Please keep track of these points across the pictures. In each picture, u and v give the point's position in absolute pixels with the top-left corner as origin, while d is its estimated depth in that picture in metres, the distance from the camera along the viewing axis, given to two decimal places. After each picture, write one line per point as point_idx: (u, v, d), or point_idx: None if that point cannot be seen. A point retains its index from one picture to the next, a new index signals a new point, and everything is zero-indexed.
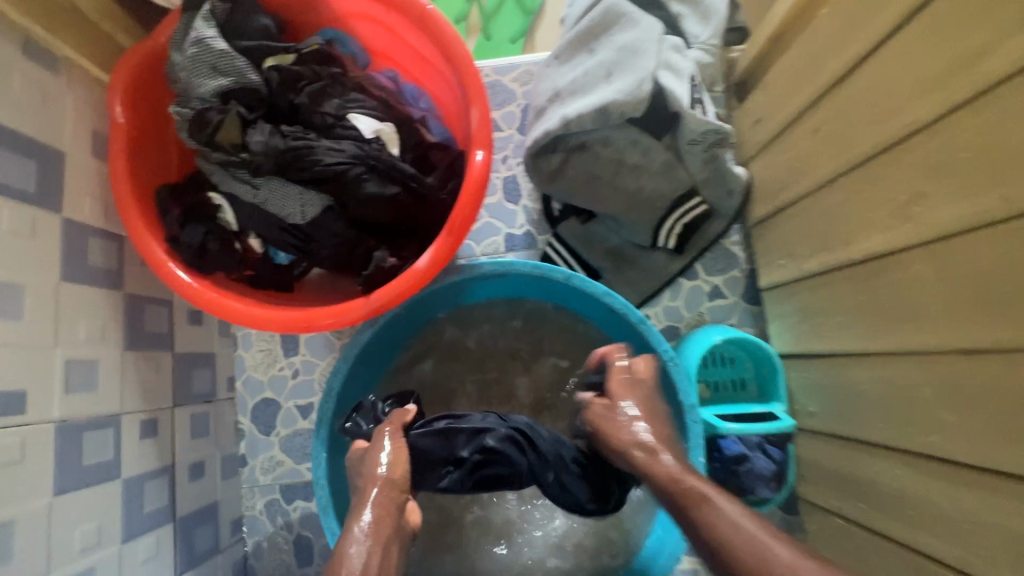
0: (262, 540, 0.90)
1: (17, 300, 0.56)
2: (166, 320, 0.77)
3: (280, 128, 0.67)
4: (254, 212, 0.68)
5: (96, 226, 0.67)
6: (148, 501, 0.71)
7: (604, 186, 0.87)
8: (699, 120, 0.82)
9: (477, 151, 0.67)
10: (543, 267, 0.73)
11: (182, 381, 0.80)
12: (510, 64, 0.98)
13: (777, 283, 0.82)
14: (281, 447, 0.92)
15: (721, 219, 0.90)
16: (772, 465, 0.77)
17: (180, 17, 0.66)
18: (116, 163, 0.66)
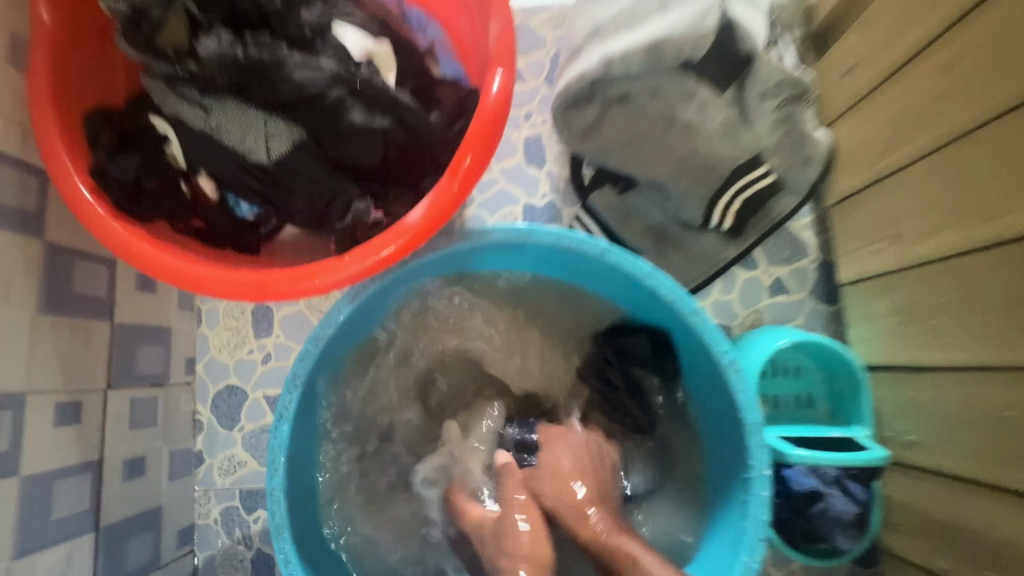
0: (216, 555, 0.76)
1: None
2: (104, 283, 0.63)
3: (242, 36, 0.52)
4: (205, 143, 0.53)
5: (5, 155, 0.52)
6: (58, 506, 0.56)
7: (649, 147, 0.70)
8: (775, 66, 0.68)
9: (494, 73, 0.52)
10: (571, 237, 0.58)
11: (123, 359, 0.66)
12: (539, 3, 0.82)
13: (864, 274, 0.67)
14: (244, 445, 0.77)
15: (791, 196, 0.72)
16: (852, 507, 0.60)
17: None
18: (35, 73, 0.51)
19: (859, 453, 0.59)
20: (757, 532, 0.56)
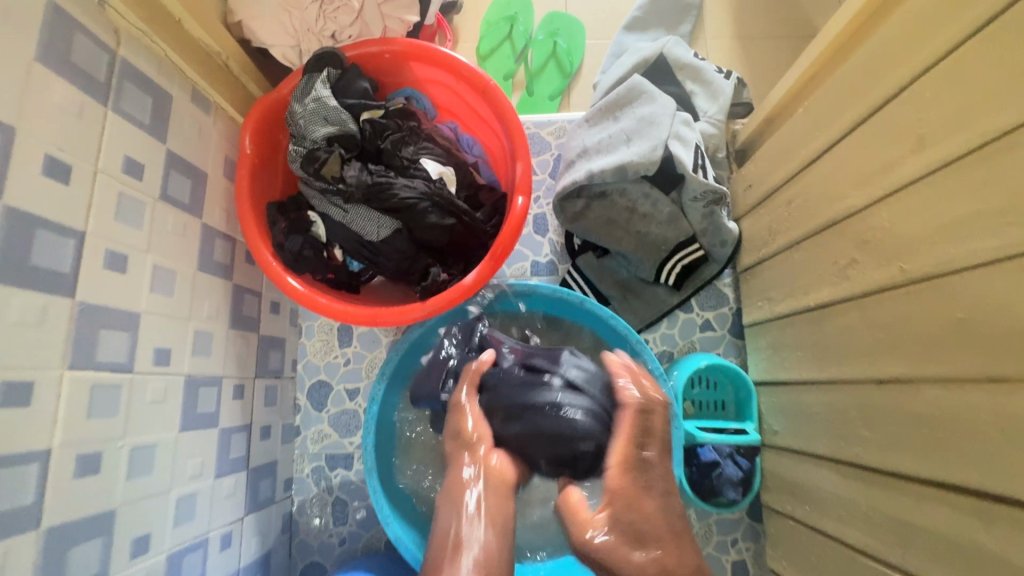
0: (307, 499, 1.07)
1: (171, 283, 0.74)
2: (256, 307, 0.96)
3: (368, 167, 0.87)
4: (341, 228, 0.88)
5: (220, 230, 0.86)
6: (232, 450, 0.88)
7: (618, 229, 1.04)
8: (701, 182, 0.97)
9: (519, 197, 0.85)
10: (562, 291, 0.92)
11: (262, 358, 0.98)
12: (548, 120, 1.17)
13: (755, 321, 0.97)
14: (329, 422, 1.10)
15: (714, 263, 1.07)
16: (739, 472, 0.93)
17: (301, 77, 0.85)
18: (242, 183, 0.85)
19: (746, 437, 0.92)
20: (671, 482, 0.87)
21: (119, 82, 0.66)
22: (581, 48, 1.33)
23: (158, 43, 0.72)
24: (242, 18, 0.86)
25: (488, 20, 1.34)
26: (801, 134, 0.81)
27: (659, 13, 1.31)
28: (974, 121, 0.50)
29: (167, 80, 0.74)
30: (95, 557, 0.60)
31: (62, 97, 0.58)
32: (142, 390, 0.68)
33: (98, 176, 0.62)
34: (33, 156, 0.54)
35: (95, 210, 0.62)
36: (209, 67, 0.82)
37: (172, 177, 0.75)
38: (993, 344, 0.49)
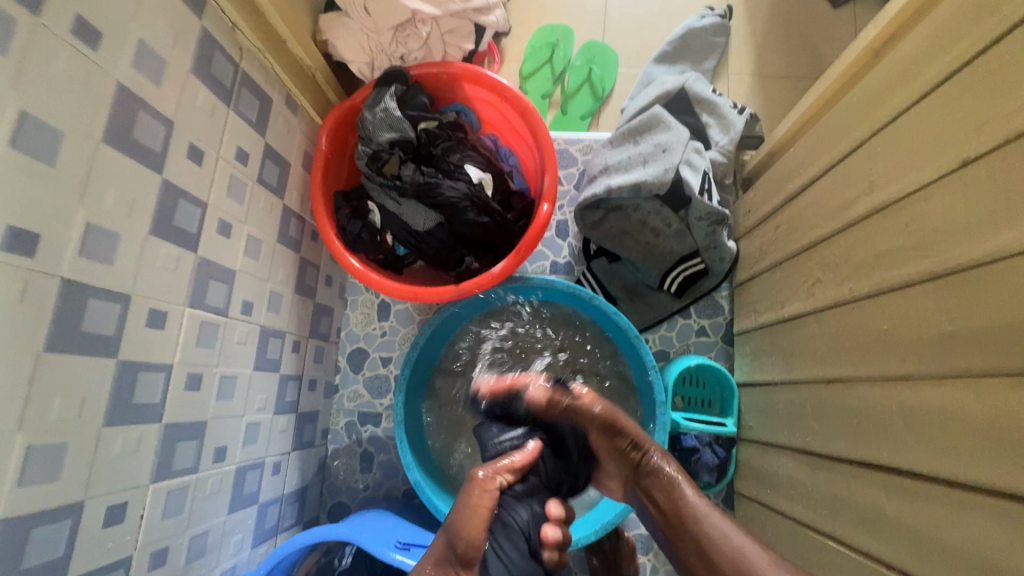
0: (339, 447, 1.24)
1: (258, 249, 0.92)
2: (314, 278, 1.14)
3: (421, 168, 1.04)
4: (394, 218, 1.05)
5: (295, 211, 1.04)
6: (287, 394, 1.06)
7: (629, 238, 1.19)
8: (705, 205, 1.12)
9: (545, 204, 1.00)
10: (575, 288, 1.06)
11: (315, 321, 1.15)
12: (577, 138, 1.32)
13: (742, 329, 1.11)
14: (364, 384, 1.27)
15: (714, 277, 1.20)
16: (715, 459, 1.06)
17: (373, 89, 1.03)
18: (316, 173, 1.03)
19: (725, 428, 1.07)
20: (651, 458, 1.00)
21: (239, 88, 0.83)
22: (613, 75, 1.48)
23: (267, 58, 0.90)
24: (328, 37, 1.04)
25: (532, 44, 1.51)
26: (791, 170, 0.94)
27: (686, 48, 1.45)
28: (904, 175, 0.64)
29: (270, 87, 0.92)
30: (192, 454, 0.77)
31: (203, 99, 0.75)
32: (231, 332, 0.85)
33: (219, 161, 0.80)
34: (182, 143, 0.72)
35: (215, 187, 0.79)
36: (300, 76, 1.00)
37: (267, 165, 0.93)
38: (904, 350, 0.62)
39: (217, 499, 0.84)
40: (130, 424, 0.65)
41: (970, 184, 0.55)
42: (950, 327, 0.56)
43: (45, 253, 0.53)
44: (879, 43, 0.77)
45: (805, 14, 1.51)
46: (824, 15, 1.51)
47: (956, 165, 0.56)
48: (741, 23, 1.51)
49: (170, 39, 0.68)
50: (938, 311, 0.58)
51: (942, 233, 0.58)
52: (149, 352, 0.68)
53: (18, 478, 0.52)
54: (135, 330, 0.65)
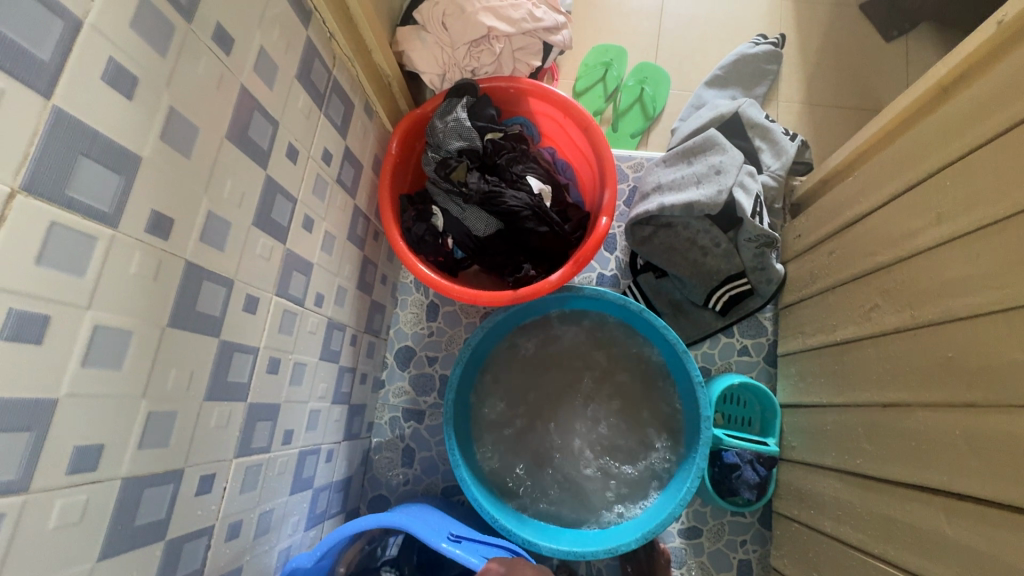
0: (383, 441, 1.28)
1: (331, 245, 0.97)
2: (373, 276, 1.18)
3: (485, 177, 1.08)
4: (456, 222, 1.09)
5: (363, 210, 1.09)
6: (343, 386, 1.09)
7: (677, 255, 1.22)
8: (756, 227, 1.15)
9: (604, 218, 1.04)
10: (627, 299, 1.08)
11: (370, 317, 1.20)
12: (628, 155, 1.36)
13: (787, 350, 1.13)
14: (409, 381, 1.30)
15: (759, 297, 1.22)
16: (756, 477, 1.07)
17: (444, 99, 1.08)
18: (385, 176, 1.08)
19: (767, 447, 1.08)
20: (697, 471, 1.01)
21: (329, 94, 0.89)
22: (664, 96, 1.52)
23: (354, 66, 0.95)
24: (405, 49, 1.10)
25: (586, 63, 1.55)
26: (848, 198, 0.97)
27: (738, 74, 1.49)
28: (974, 209, 0.66)
29: (353, 93, 0.97)
30: (266, 434, 0.81)
31: (303, 103, 0.81)
32: (304, 321, 0.90)
33: (309, 161, 0.85)
34: (283, 142, 0.77)
35: (304, 184, 0.85)
36: (378, 84, 1.05)
37: (344, 167, 0.98)
38: (969, 379, 0.64)
39: (281, 480, 0.88)
40: (224, 401, 0.70)
41: None
42: (1015, 357, 0.59)
43: (175, 236, 0.58)
44: (947, 81, 0.80)
45: (857, 48, 1.54)
46: (876, 48, 1.54)
47: None
48: (793, 52, 1.55)
49: (283, 48, 0.74)
50: (1006, 343, 0.60)
51: (1010, 266, 0.60)
52: (242, 335, 0.72)
53: (139, 441, 0.56)
54: (233, 313, 0.70)
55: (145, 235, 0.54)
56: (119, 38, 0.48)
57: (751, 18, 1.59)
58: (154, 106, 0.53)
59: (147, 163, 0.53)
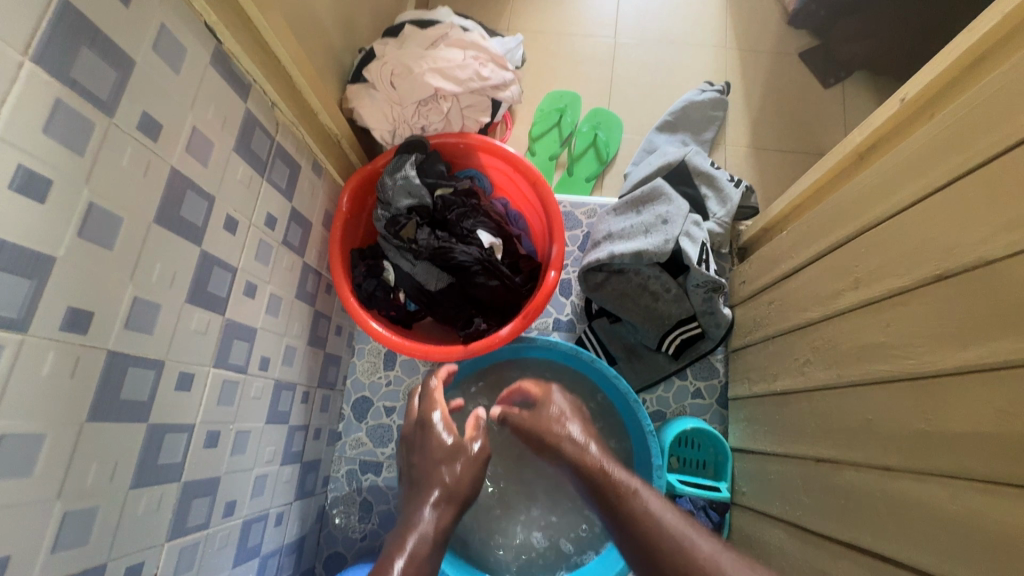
0: (340, 496, 1.26)
1: (278, 307, 0.96)
2: (326, 330, 1.17)
3: (435, 232, 1.09)
4: (407, 277, 1.09)
5: (313, 267, 1.09)
6: (294, 444, 1.08)
7: (630, 301, 1.25)
8: (703, 273, 1.17)
9: (552, 271, 1.06)
10: (577, 349, 1.10)
11: (324, 371, 1.18)
12: (582, 201, 1.40)
13: (736, 395, 1.15)
14: (366, 432, 1.29)
15: (710, 340, 1.25)
16: (710, 523, 1.09)
17: (393, 155, 1.09)
18: (335, 233, 1.08)
19: (719, 493, 1.10)
20: None
21: (273, 159, 0.89)
22: (617, 140, 1.57)
23: (299, 129, 0.96)
24: (354, 106, 1.12)
25: (542, 108, 1.60)
26: (783, 251, 1.01)
27: (687, 119, 1.55)
28: (884, 277, 0.70)
29: (299, 155, 0.98)
30: (205, 510, 0.79)
31: (242, 173, 0.81)
32: (247, 387, 0.89)
33: (251, 228, 0.85)
34: (221, 215, 0.77)
35: (246, 252, 0.84)
36: (327, 143, 1.07)
37: (291, 228, 0.98)
38: (886, 442, 0.67)
39: (223, 554, 0.86)
40: (153, 485, 0.68)
41: (942, 298, 0.61)
42: (924, 426, 0.62)
43: (95, 328, 0.57)
44: (862, 147, 0.85)
45: (799, 94, 1.62)
46: (816, 94, 1.62)
47: (930, 279, 0.62)
48: (739, 98, 1.62)
49: (219, 124, 0.75)
50: (915, 411, 0.63)
51: (916, 336, 0.64)
52: (175, 414, 0.71)
53: (53, 542, 0.55)
54: (165, 393, 0.69)
55: (60, 333, 0.53)
56: (30, 145, 0.48)
57: (698, 65, 1.66)
58: (70, 206, 0.53)
59: (62, 262, 0.53)
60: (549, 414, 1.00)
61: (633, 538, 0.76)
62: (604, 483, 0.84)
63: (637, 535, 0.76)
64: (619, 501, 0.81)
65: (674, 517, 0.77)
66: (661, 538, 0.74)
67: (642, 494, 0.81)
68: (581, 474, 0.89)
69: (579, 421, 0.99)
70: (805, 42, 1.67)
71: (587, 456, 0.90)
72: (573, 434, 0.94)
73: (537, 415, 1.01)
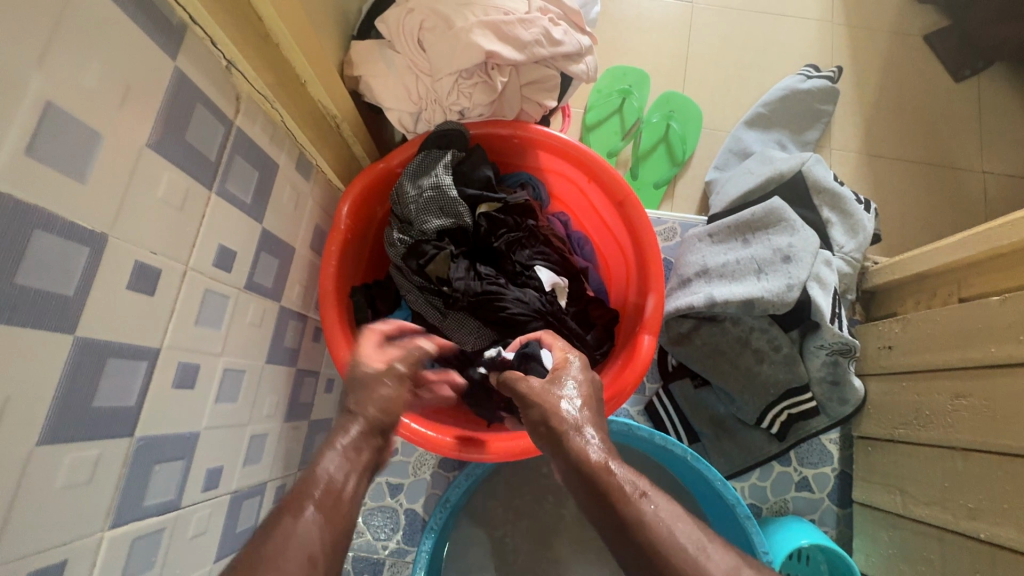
0: None
1: (238, 385, 0.62)
2: (312, 391, 0.83)
3: (476, 268, 0.75)
4: (433, 331, 0.76)
5: (295, 310, 0.74)
6: None
7: (725, 361, 0.91)
8: (835, 334, 0.86)
9: (644, 335, 0.73)
10: (666, 439, 0.81)
11: (308, 447, 0.84)
12: (657, 218, 1.05)
13: (872, 503, 0.85)
14: (363, 518, 0.94)
15: (825, 417, 0.92)
16: None
17: (418, 152, 0.75)
18: (329, 262, 0.73)
19: None
20: None
21: (229, 157, 0.54)
22: (695, 135, 1.23)
23: (278, 109, 0.61)
24: (363, 74, 0.76)
25: (600, 88, 1.24)
26: (985, 325, 0.72)
27: (786, 114, 1.20)
28: None
29: (276, 148, 0.63)
30: None
31: (167, 186, 0.47)
32: (183, 526, 0.55)
33: (187, 275, 0.51)
34: (122, 266, 0.43)
35: (177, 318, 0.50)
36: (322, 128, 0.71)
37: (260, 261, 0.63)
38: None
39: None
40: None
41: None
42: None
43: None
44: None
45: (924, 87, 1.28)
46: (944, 88, 1.28)
47: None
48: (846, 90, 1.28)
49: (111, 99, 0.40)
50: None
51: None
52: None
53: None
54: None
55: None
56: None
57: (798, 44, 1.30)
58: None
59: None
60: (533, 382, 0.56)
61: (616, 543, 0.44)
62: (595, 481, 0.47)
63: (629, 545, 0.43)
64: (617, 501, 0.45)
65: (698, 535, 0.43)
66: (664, 552, 0.42)
67: (653, 495, 0.46)
68: (574, 479, 0.49)
69: (584, 394, 0.56)
70: (932, 20, 1.31)
71: (578, 454, 0.49)
72: (565, 417, 0.52)
73: (541, 382, 0.57)
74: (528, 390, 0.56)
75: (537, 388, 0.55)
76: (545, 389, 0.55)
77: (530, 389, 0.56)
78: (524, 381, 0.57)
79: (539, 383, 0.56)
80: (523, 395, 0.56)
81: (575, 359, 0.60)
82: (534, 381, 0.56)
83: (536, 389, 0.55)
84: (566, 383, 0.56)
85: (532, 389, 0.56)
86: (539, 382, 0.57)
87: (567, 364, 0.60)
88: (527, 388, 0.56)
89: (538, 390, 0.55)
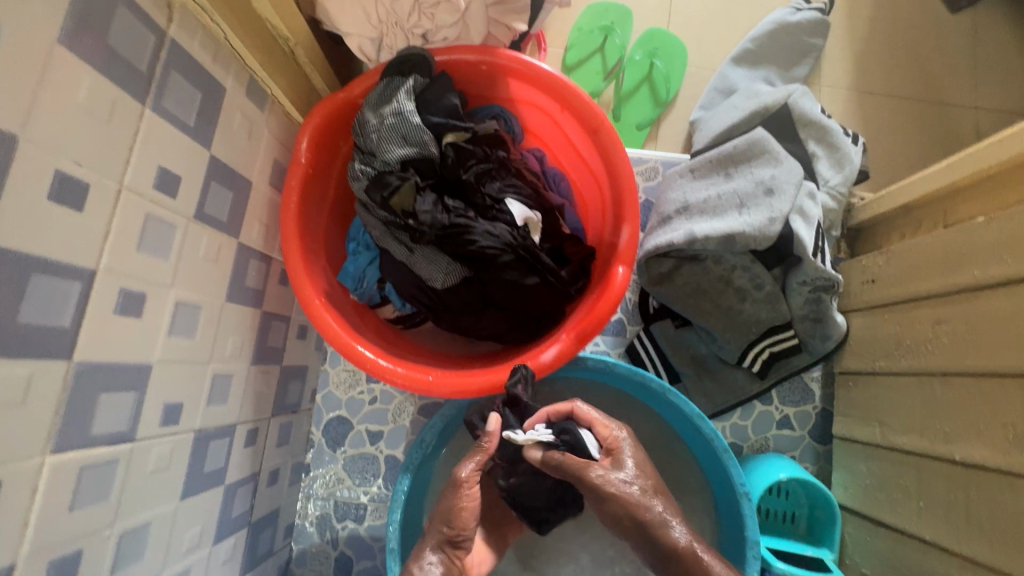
0: (307, 549, 0.92)
1: (194, 320, 0.60)
2: (282, 336, 0.81)
3: (443, 201, 0.72)
4: (401, 268, 0.75)
5: (257, 249, 0.71)
6: (236, 506, 0.73)
7: (706, 301, 0.90)
8: (816, 268, 0.83)
9: (619, 267, 0.71)
10: (643, 375, 0.80)
11: (281, 393, 0.82)
12: (639, 157, 1.02)
13: (851, 436, 0.85)
14: (343, 465, 0.94)
15: (807, 355, 0.91)
16: None
17: (380, 80, 0.71)
18: (290, 196, 0.70)
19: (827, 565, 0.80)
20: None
21: (164, 71, 0.51)
22: (680, 74, 1.18)
23: (220, 25, 0.57)
24: None
25: (580, 26, 1.18)
26: (967, 248, 0.70)
27: (774, 49, 1.15)
28: None
29: (221, 69, 0.59)
30: None
31: (89, 94, 0.43)
32: (141, 460, 0.54)
33: (123, 196, 0.48)
34: (40, 174, 0.40)
35: (115, 239, 0.47)
36: (274, 53, 0.67)
37: (211, 191, 0.60)
38: None
39: None
40: None
41: None
42: None
43: None
44: None
45: (918, 19, 1.23)
46: (939, 20, 1.23)
47: None
48: (837, 24, 1.22)
49: None
50: None
51: None
52: None
53: None
54: None
55: None
56: None
57: None
58: None
59: None
60: (595, 470, 0.59)
61: None
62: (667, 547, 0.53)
63: None
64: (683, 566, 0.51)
65: None
66: None
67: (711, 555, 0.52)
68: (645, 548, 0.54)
69: (642, 469, 0.62)
70: None
71: (651, 526, 0.54)
72: (633, 494, 0.57)
73: (601, 469, 0.60)
74: (599, 477, 0.59)
75: (602, 472, 0.59)
76: (606, 472, 0.59)
77: (597, 478, 0.59)
78: (580, 464, 0.60)
79: (608, 470, 0.60)
80: (585, 482, 0.59)
81: (620, 436, 0.66)
82: (596, 466, 0.60)
83: (602, 475, 0.59)
84: (625, 462, 0.62)
85: (596, 472, 0.59)
86: (604, 469, 0.60)
87: (616, 441, 0.65)
88: (597, 475, 0.59)
89: (604, 473, 0.59)
